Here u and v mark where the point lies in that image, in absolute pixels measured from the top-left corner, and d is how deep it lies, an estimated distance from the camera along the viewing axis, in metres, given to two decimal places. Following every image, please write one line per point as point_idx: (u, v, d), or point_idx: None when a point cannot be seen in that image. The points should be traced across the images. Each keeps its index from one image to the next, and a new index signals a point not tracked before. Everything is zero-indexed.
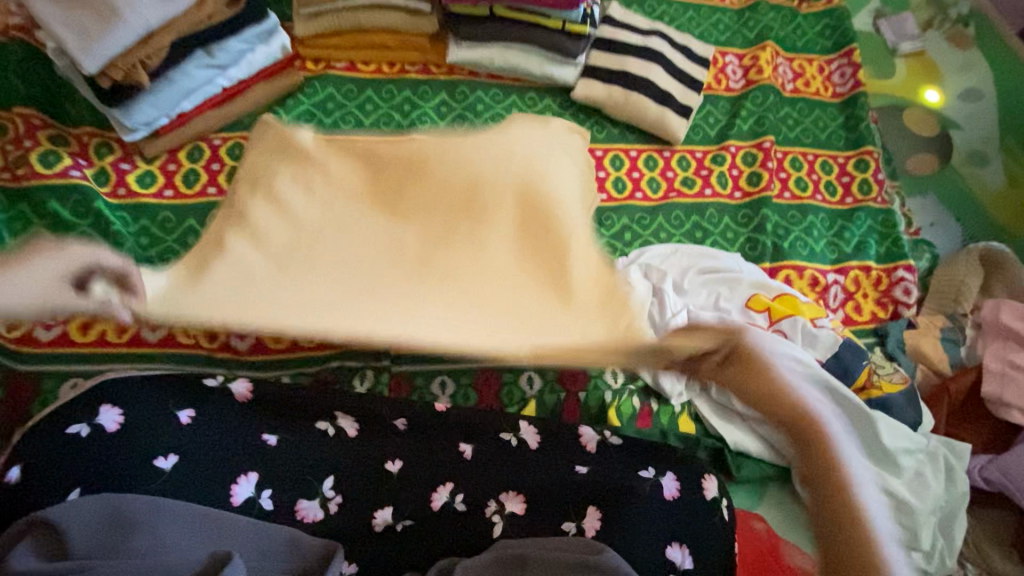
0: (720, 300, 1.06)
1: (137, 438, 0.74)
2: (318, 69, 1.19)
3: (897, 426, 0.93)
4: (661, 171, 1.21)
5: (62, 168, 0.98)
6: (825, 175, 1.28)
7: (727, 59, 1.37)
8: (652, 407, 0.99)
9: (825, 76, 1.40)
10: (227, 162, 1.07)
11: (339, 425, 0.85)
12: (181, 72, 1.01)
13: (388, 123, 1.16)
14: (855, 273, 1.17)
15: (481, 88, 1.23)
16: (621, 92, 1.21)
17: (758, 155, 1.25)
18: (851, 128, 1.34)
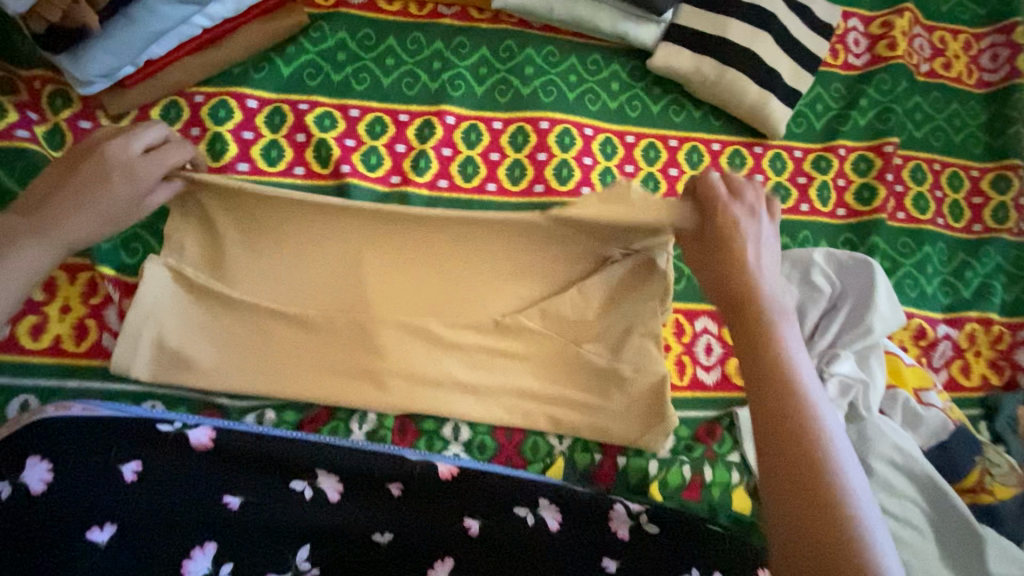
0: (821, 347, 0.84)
1: (74, 503, 0.62)
2: (328, 5, 0.93)
3: (1012, 549, 0.74)
4: (748, 174, 0.96)
5: (6, 126, 0.80)
6: (952, 191, 1.02)
7: (850, 24, 1.06)
8: (704, 479, 0.82)
9: (971, 57, 1.09)
10: (209, 126, 0.85)
11: (319, 485, 0.70)
12: (146, 9, 0.76)
13: (413, 87, 0.92)
14: (972, 326, 0.95)
15: (532, 45, 0.96)
16: (713, 65, 0.93)
17: (874, 161, 0.99)
18: (996, 131, 1.06)
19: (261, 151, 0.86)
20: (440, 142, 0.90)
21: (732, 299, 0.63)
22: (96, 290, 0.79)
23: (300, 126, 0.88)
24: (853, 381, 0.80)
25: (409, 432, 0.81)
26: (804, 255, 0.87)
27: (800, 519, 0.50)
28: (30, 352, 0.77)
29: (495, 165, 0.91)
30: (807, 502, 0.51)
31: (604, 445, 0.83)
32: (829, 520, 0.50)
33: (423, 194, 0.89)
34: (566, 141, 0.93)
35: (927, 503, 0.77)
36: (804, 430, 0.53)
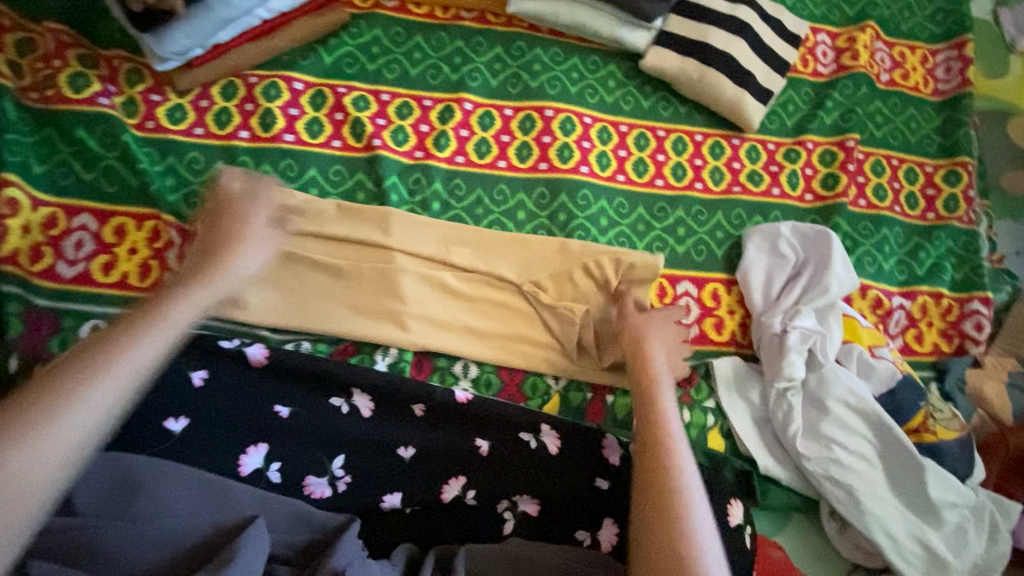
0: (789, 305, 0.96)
1: (152, 399, 0.73)
2: (365, 6, 1.08)
3: (948, 477, 0.87)
4: (727, 161, 1.10)
5: (91, 95, 0.94)
6: (908, 184, 1.15)
7: (818, 38, 1.21)
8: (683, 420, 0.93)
9: (927, 68, 1.24)
10: (262, 103, 0.99)
11: (353, 402, 0.80)
12: (220, 0, 0.92)
13: (436, 77, 1.06)
14: (924, 299, 1.08)
15: (540, 46, 1.11)
16: (696, 67, 1.07)
17: (838, 154, 1.13)
18: (948, 133, 1.20)
19: (304, 126, 1.00)
20: (458, 124, 1.04)
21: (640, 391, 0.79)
22: (159, 236, 0.92)
23: (338, 106, 1.02)
24: (812, 333, 0.92)
25: (424, 368, 0.92)
26: (775, 228, 1.00)
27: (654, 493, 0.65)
28: (101, 285, 0.89)
29: (505, 145, 1.05)
30: (653, 481, 0.66)
31: (595, 386, 0.94)
32: (671, 493, 0.64)
33: (442, 168, 1.02)
34: (567, 128, 1.07)
35: (876, 438, 0.89)
36: (662, 458, 0.68)
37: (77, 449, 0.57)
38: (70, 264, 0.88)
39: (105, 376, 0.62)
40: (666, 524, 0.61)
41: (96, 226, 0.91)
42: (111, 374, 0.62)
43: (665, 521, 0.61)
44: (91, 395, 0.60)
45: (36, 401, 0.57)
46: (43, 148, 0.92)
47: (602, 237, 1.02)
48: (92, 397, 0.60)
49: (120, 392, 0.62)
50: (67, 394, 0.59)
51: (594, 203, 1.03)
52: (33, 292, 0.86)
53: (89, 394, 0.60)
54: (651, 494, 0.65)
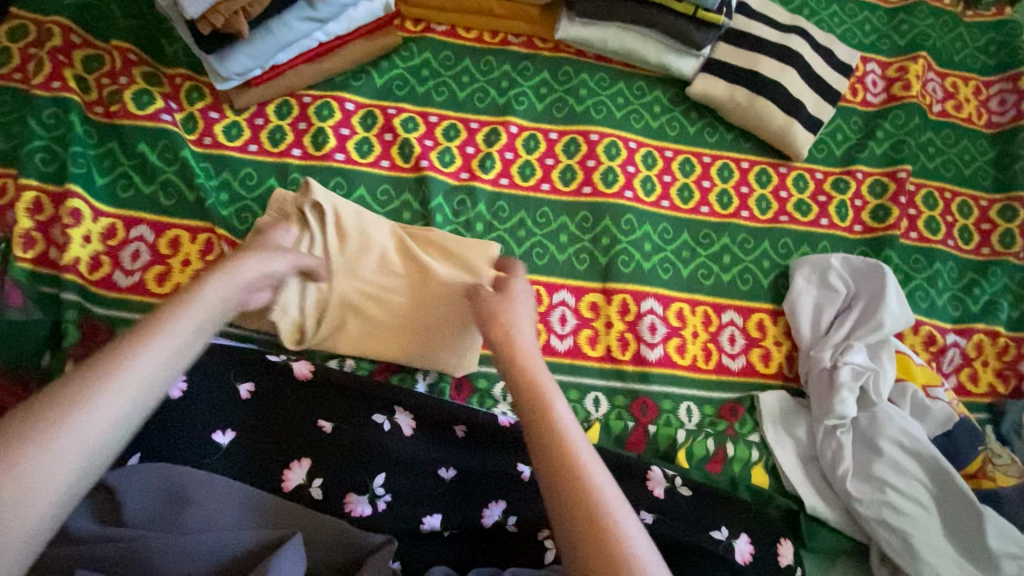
0: (841, 341, 0.93)
1: (201, 409, 0.74)
2: (417, 30, 1.10)
3: (1010, 528, 0.82)
4: (773, 190, 1.08)
5: (153, 111, 0.97)
6: (962, 217, 1.12)
7: (868, 67, 1.20)
8: (727, 453, 0.91)
9: (981, 100, 1.22)
10: (314, 122, 1.02)
11: (396, 420, 0.79)
12: (282, 24, 0.94)
13: (484, 100, 1.08)
14: (979, 337, 1.04)
15: (587, 71, 1.12)
16: (745, 94, 1.07)
17: (889, 185, 1.10)
18: (1003, 166, 1.17)
19: (354, 145, 1.02)
20: (504, 147, 1.05)
21: (518, 381, 0.63)
22: (212, 249, 0.94)
23: (388, 127, 1.04)
24: (864, 369, 0.89)
25: (463, 389, 0.92)
26: (828, 261, 0.98)
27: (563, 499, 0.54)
28: (154, 294, 0.91)
29: (550, 168, 1.05)
30: (562, 476, 0.55)
31: (636, 415, 0.92)
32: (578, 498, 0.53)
33: (487, 189, 1.03)
34: (612, 152, 1.07)
35: (931, 482, 0.85)
36: (568, 458, 0.56)
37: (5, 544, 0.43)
38: (127, 274, 0.91)
39: (56, 435, 0.47)
40: (613, 560, 0.50)
41: (152, 237, 0.93)
42: (63, 427, 0.48)
43: (596, 558, 0.50)
44: (32, 459, 0.46)
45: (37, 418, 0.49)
46: (105, 160, 0.95)
47: (646, 262, 1.01)
48: (37, 462, 0.46)
49: (80, 452, 0.48)
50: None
51: (638, 228, 1.03)
52: (91, 300, 0.89)
53: (25, 463, 0.45)
54: (570, 514, 0.53)
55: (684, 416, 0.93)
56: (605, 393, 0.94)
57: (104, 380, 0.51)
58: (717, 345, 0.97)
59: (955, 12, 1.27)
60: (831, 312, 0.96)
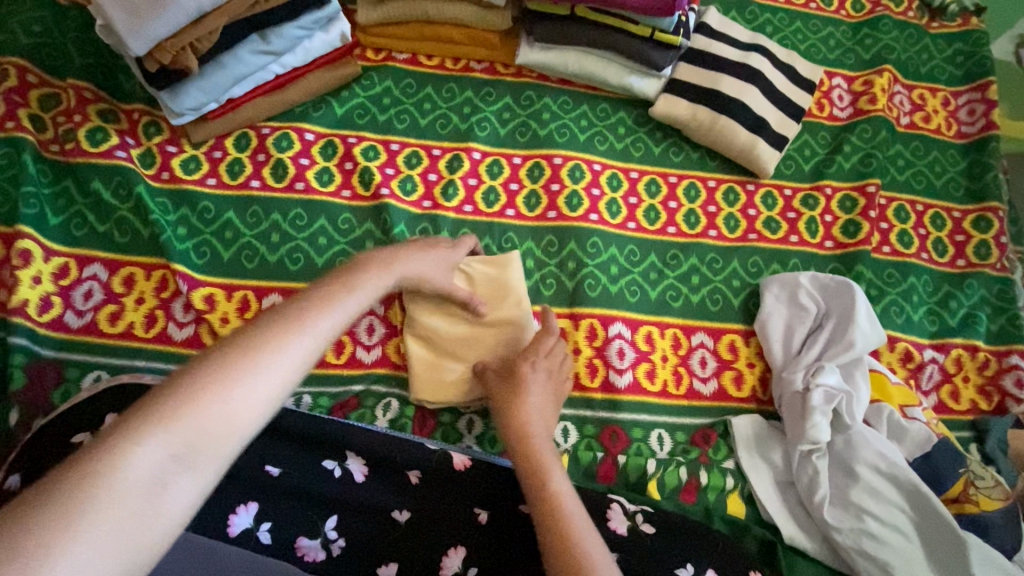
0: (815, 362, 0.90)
1: None
2: (378, 59, 1.10)
3: (994, 555, 0.79)
4: (741, 208, 1.07)
5: (108, 148, 0.96)
6: (935, 230, 1.11)
7: (834, 82, 1.20)
8: (700, 481, 0.87)
9: (949, 111, 1.21)
10: (273, 153, 1.01)
11: (347, 466, 0.77)
12: (233, 56, 0.93)
13: (446, 127, 1.07)
14: (957, 352, 1.01)
15: (550, 95, 1.11)
16: (707, 113, 1.06)
17: (859, 200, 1.09)
18: (975, 176, 1.16)
19: (314, 175, 1.01)
20: (467, 173, 1.04)
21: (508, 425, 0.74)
22: (167, 285, 0.92)
23: (348, 156, 1.02)
24: (837, 391, 0.86)
25: (426, 424, 0.89)
26: (800, 279, 0.96)
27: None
28: (107, 335, 0.89)
29: (514, 194, 1.04)
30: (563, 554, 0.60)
31: (606, 445, 0.89)
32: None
33: (450, 217, 1.01)
34: (576, 175, 1.05)
35: (911, 508, 0.82)
36: (570, 540, 0.62)
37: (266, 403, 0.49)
38: (79, 314, 0.89)
39: (274, 356, 0.51)
40: None
41: (106, 276, 0.92)
42: (271, 360, 0.50)
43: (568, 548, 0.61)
44: (254, 377, 0.49)
45: (185, 395, 0.47)
46: (60, 199, 0.94)
47: (613, 285, 0.99)
48: (260, 379, 0.49)
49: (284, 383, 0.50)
50: (204, 390, 0.47)
51: (604, 251, 1.01)
52: (39, 342, 0.86)
53: (288, 344, 0.52)
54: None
55: (656, 444, 0.90)
56: (575, 422, 0.91)
57: (310, 322, 0.55)
58: (688, 368, 0.95)
59: (919, 24, 1.28)
60: (805, 331, 0.93)
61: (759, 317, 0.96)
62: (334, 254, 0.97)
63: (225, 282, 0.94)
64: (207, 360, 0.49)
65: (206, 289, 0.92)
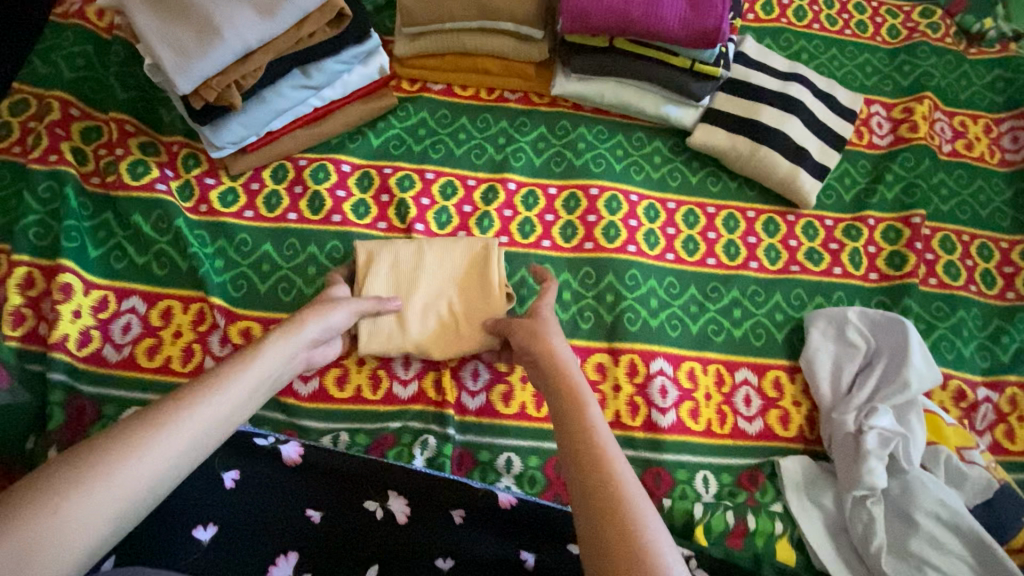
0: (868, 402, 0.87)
1: (182, 500, 0.71)
2: (414, 90, 1.11)
3: None
4: (782, 239, 1.05)
5: (148, 181, 0.96)
6: (983, 261, 1.07)
7: (873, 109, 1.18)
8: (749, 526, 0.84)
9: (992, 138, 1.18)
10: (310, 185, 1.00)
11: (388, 507, 0.75)
12: (276, 92, 0.95)
13: (481, 157, 1.06)
14: (1011, 390, 0.98)
15: (585, 125, 1.10)
16: (747, 143, 1.04)
17: (903, 231, 1.06)
18: (1021, 206, 1.12)
19: (351, 207, 1.00)
20: (502, 204, 1.03)
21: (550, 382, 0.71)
22: (205, 319, 0.92)
23: (384, 188, 1.02)
24: (892, 434, 0.83)
25: (465, 464, 0.87)
26: (847, 314, 0.93)
27: (600, 518, 0.55)
28: (144, 369, 0.88)
29: (550, 225, 1.03)
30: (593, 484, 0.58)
31: (649, 487, 0.86)
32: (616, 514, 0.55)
33: None
34: (613, 206, 1.04)
35: (976, 562, 0.78)
36: (602, 471, 0.58)
37: (145, 490, 0.55)
38: (117, 348, 0.89)
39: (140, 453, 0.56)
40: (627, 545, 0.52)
41: (144, 309, 0.91)
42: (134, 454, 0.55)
43: (606, 500, 0.56)
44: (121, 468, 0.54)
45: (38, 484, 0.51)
46: (100, 231, 0.94)
47: (653, 319, 0.97)
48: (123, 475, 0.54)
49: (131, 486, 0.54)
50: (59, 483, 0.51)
51: (643, 284, 0.99)
52: (78, 377, 0.86)
53: (159, 439, 0.57)
54: (599, 521, 0.55)
55: (701, 486, 0.87)
56: None
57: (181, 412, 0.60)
58: (732, 407, 0.92)
59: (958, 50, 1.26)
60: (853, 369, 0.91)
61: (805, 354, 0.93)
62: None
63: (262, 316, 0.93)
64: (94, 445, 0.55)
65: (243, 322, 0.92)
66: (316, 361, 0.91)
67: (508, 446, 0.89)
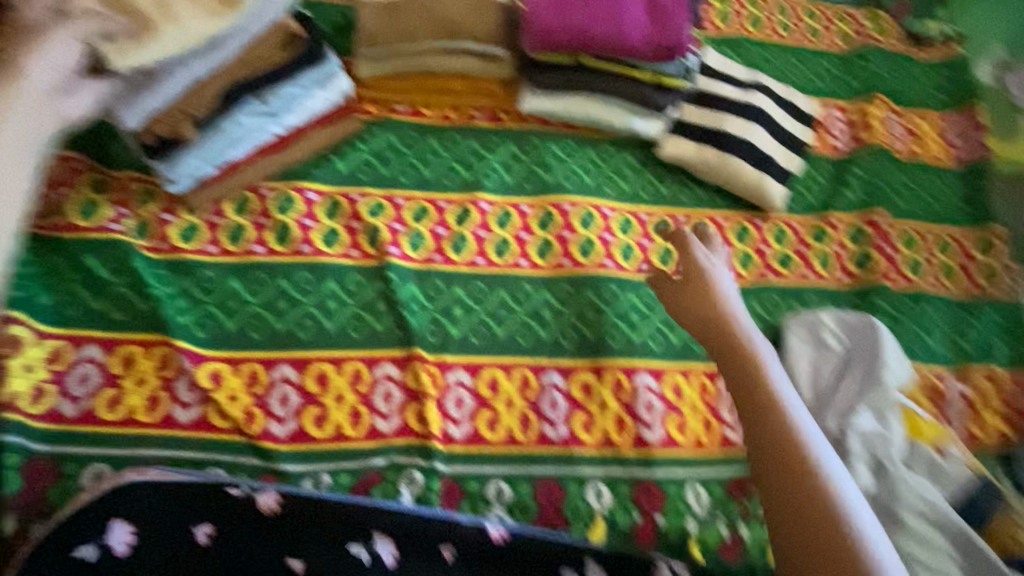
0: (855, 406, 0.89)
1: (154, 562, 0.67)
2: (378, 112, 1.08)
3: None
4: (754, 245, 1.06)
5: (101, 221, 0.91)
6: (943, 257, 1.11)
7: (831, 113, 1.21)
8: (741, 537, 0.85)
9: (942, 137, 1.23)
10: (275, 216, 0.97)
11: (375, 548, 0.72)
12: (232, 121, 0.92)
13: (452, 178, 1.05)
14: (978, 380, 1.01)
15: (554, 140, 1.10)
16: (713, 153, 1.06)
17: (867, 232, 1.09)
18: (973, 201, 1.17)
19: (319, 236, 0.97)
20: (477, 225, 1.02)
21: None
22: (169, 364, 0.87)
23: (353, 215, 0.99)
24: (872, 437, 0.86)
25: (454, 496, 0.85)
26: (825, 318, 0.95)
27: None
28: (106, 423, 0.83)
29: (526, 244, 1.02)
30: None
31: (642, 505, 0.86)
32: None
33: (462, 272, 0.99)
34: (588, 222, 1.04)
35: (960, 555, 0.80)
36: None
37: None
38: (74, 402, 0.83)
39: None
40: None
41: (102, 357, 0.86)
42: None
43: None
44: None
45: None
46: (49, 277, 0.89)
47: (635, 333, 0.96)
48: None
49: None
50: None
51: (622, 298, 0.99)
52: (34, 437, 0.81)
53: None
54: None
55: (693, 501, 0.87)
56: (608, 483, 0.87)
57: None
58: (717, 417, 0.93)
59: (906, 53, 1.31)
60: (836, 374, 0.92)
61: (790, 357, 0.94)
62: (344, 318, 0.93)
63: (231, 356, 0.89)
64: None
65: (213, 364, 0.88)
66: (292, 400, 0.87)
67: (498, 474, 0.87)
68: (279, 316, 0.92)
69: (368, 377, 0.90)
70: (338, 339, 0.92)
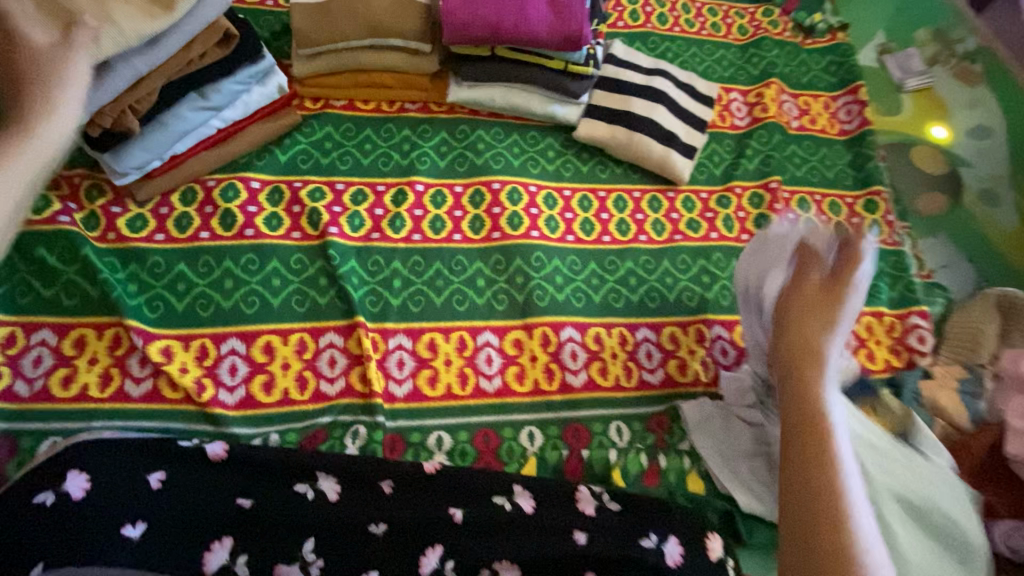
0: None
1: (105, 507, 0.71)
2: (317, 107, 1.17)
3: None
4: (665, 213, 1.18)
5: (50, 214, 0.97)
6: (833, 216, 1.25)
7: (731, 96, 1.36)
8: (659, 465, 0.95)
9: (831, 113, 1.39)
10: (220, 204, 1.04)
11: (319, 487, 0.79)
12: (174, 115, 1.00)
13: (387, 164, 1.14)
14: (866, 319, 1.14)
15: (482, 127, 1.20)
16: (623, 132, 1.18)
17: (765, 196, 1.22)
18: (859, 166, 1.32)
19: (262, 221, 1.04)
20: (411, 205, 1.11)
21: None
22: (121, 342, 0.92)
23: (295, 200, 1.07)
24: None
25: (397, 448, 0.92)
26: None
27: None
28: (59, 399, 0.88)
29: (459, 220, 1.11)
30: None
31: (570, 442, 0.95)
32: None
33: (399, 247, 1.07)
34: (514, 198, 1.13)
35: None
36: None
37: None
38: (29, 381, 0.88)
39: None
40: None
41: (55, 340, 0.91)
42: None
43: None
44: None
45: None
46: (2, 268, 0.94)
47: (560, 293, 1.06)
48: None
49: None
50: None
51: (548, 264, 1.09)
52: None
53: None
54: None
55: (616, 435, 0.96)
56: (539, 426, 0.96)
57: None
58: (636, 362, 1.03)
59: (796, 42, 1.47)
60: None
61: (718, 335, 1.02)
62: (288, 293, 1.00)
63: (182, 333, 0.95)
64: None
65: (163, 341, 0.93)
66: (242, 370, 0.94)
67: (438, 426, 0.95)
68: (226, 294, 0.98)
69: (313, 345, 0.97)
70: (284, 313, 0.99)
